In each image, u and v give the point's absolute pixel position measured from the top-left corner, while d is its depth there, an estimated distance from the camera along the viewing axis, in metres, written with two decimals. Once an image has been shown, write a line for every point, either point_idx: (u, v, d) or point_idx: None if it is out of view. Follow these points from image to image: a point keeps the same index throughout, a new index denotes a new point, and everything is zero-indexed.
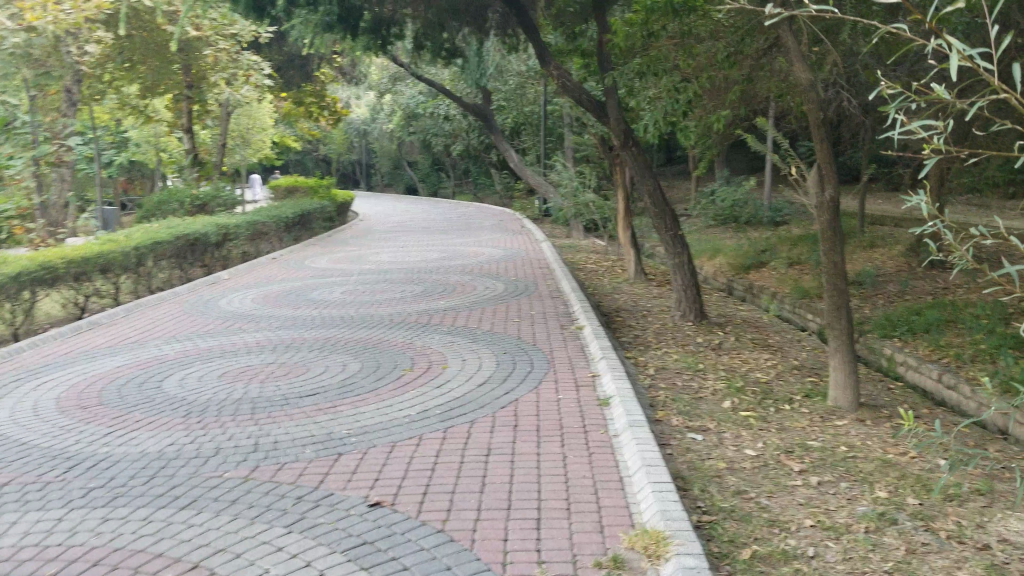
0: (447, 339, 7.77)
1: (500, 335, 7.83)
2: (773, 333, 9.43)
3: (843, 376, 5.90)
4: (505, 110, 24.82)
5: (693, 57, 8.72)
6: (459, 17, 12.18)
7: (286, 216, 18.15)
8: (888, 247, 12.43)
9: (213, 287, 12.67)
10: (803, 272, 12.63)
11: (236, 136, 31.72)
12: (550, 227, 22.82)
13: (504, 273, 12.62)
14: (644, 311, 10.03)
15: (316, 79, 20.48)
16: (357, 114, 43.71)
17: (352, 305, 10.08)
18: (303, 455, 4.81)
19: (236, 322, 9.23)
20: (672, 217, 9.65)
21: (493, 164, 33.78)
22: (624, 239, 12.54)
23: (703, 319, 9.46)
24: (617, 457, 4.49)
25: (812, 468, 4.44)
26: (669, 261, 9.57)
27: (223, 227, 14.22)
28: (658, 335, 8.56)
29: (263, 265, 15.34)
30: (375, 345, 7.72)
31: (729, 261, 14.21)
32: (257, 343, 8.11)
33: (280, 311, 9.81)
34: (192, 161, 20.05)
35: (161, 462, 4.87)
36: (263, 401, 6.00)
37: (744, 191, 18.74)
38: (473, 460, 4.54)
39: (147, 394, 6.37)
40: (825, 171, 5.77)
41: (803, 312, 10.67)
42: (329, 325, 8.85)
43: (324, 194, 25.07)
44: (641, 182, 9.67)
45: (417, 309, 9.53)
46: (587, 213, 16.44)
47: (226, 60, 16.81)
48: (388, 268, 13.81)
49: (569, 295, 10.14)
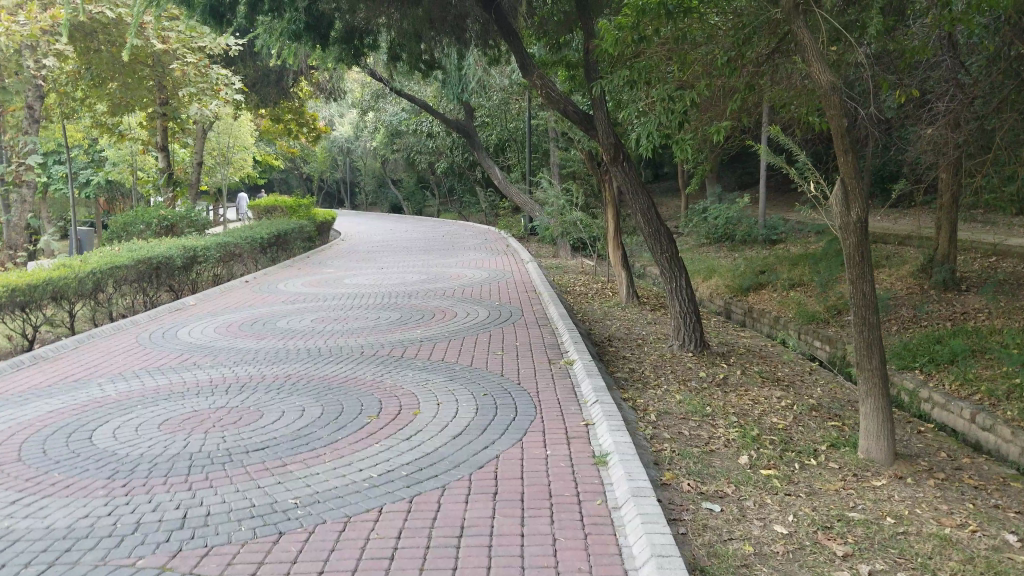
0: (423, 377, 6.86)
1: (480, 372, 6.96)
2: (780, 365, 8.67)
3: (876, 423, 5.11)
4: (489, 126, 24.25)
5: (687, 64, 8.00)
6: (438, 27, 11.33)
7: (262, 236, 17.25)
8: (894, 267, 11.76)
9: (177, 314, 11.64)
10: (806, 294, 11.98)
11: (216, 154, 30.87)
12: (537, 246, 22.08)
13: (487, 297, 11.75)
14: (638, 340, 9.21)
15: (293, 95, 19.68)
16: (341, 131, 42.89)
17: (321, 335, 9.14)
18: (236, 536, 3.73)
19: (192, 356, 8.23)
20: (668, 237, 8.81)
21: (479, 181, 33.07)
22: (615, 260, 11.74)
23: (704, 348, 8.64)
24: (619, 540, 3.60)
25: (858, 552, 3.62)
26: (665, 285, 8.76)
27: (191, 249, 13.27)
28: (656, 368, 7.76)
29: (236, 289, 14.45)
30: (341, 385, 6.77)
31: (726, 282, 13.54)
32: (211, 382, 7.07)
33: (242, 343, 8.84)
34: (167, 179, 19.21)
35: (68, 541, 3.74)
36: (203, 459, 4.91)
37: (738, 209, 18.08)
38: (442, 545, 3.58)
39: (76, 446, 5.21)
40: (851, 187, 4.96)
41: (812, 340, 10.02)
42: (292, 359, 7.91)
43: (304, 213, 24.21)
44: (634, 199, 8.86)
45: (390, 339, 8.64)
46: (575, 232, 15.69)
47: (195, 74, 15.44)
48: (363, 292, 12.89)
49: (556, 323, 9.30)
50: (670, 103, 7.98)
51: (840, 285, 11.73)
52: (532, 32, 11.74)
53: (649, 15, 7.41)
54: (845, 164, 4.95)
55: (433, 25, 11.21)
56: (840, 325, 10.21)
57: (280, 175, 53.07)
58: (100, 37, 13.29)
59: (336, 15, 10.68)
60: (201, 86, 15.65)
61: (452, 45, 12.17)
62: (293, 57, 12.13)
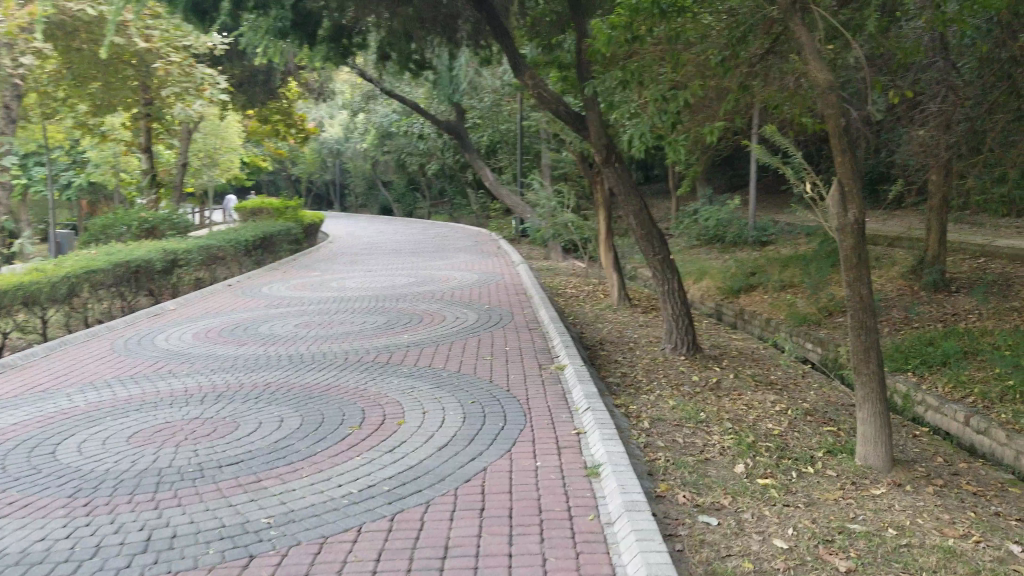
0: (408, 384, 6.69)
1: (468, 378, 6.80)
2: (773, 367, 8.56)
3: (874, 430, 4.97)
4: (480, 127, 24.12)
5: (680, 64, 7.91)
6: (428, 26, 11.21)
7: (247, 239, 17.02)
8: (885, 268, 11.70)
9: (156, 319, 11.47)
10: (797, 295, 11.90)
11: (202, 156, 30.56)
12: (528, 248, 21.96)
13: (477, 300, 11.60)
14: (630, 344, 9.07)
15: (280, 96, 19.46)
16: (330, 133, 42.61)
17: (304, 340, 8.98)
18: (203, 560, 3.61)
19: (168, 363, 8.07)
20: (660, 240, 8.67)
21: (469, 184, 32.89)
22: (606, 262, 11.61)
23: (697, 352, 8.51)
24: (613, 559, 3.45)
25: (861, 567, 3.48)
26: (658, 288, 8.64)
27: (170, 252, 13.06)
28: (648, 372, 7.62)
29: (219, 293, 14.26)
30: (323, 394, 6.61)
31: (718, 284, 13.48)
32: (185, 392, 6.93)
33: (221, 349, 8.68)
34: (151, 181, 19.09)
35: (24, 568, 3.63)
36: (174, 475, 4.81)
37: (729, 211, 18.00)
38: (425, 566, 3.43)
39: (41, 464, 5.09)
40: (848, 188, 4.85)
41: (803, 341, 9.93)
42: (272, 366, 7.75)
43: (291, 214, 23.96)
44: (626, 200, 8.73)
45: (374, 344, 8.48)
46: (566, 234, 15.57)
47: (179, 73, 15.20)
48: (348, 296, 12.73)
49: (547, 326, 9.17)
50: (662, 103, 7.87)
51: (831, 286, 11.65)
52: (522, 31, 11.74)
53: (642, 12, 7.30)
54: (841, 164, 4.84)
55: (423, 26, 11.21)
56: (832, 328, 10.12)
57: (268, 177, 52.67)
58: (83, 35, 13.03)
59: (322, 12, 10.45)
60: (186, 86, 15.43)
61: (442, 44, 12.01)
62: (280, 56, 11.92)
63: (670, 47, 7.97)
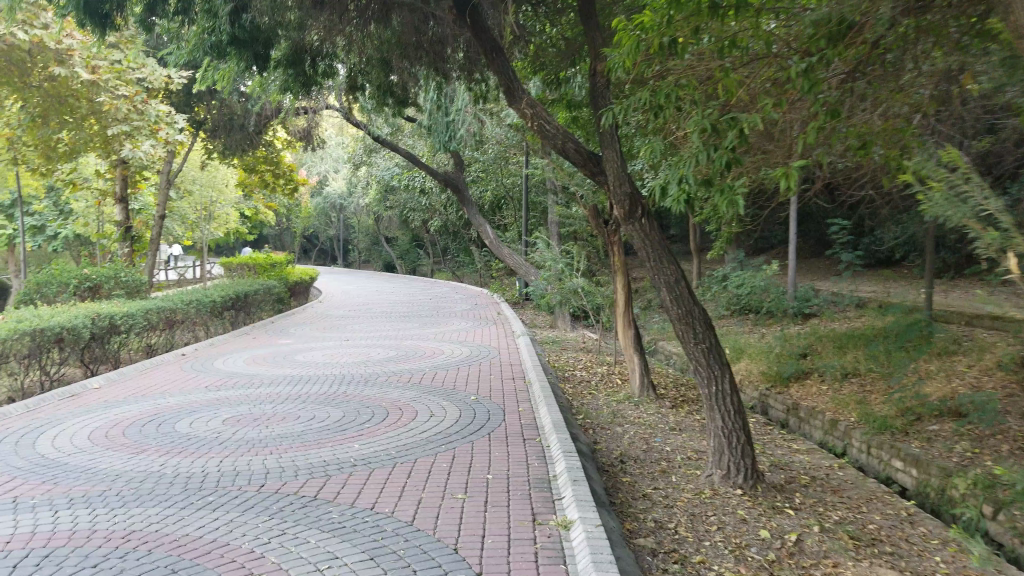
0: (325, 551, 4.24)
1: (421, 542, 4.36)
2: (866, 507, 6.14)
3: None
4: (483, 181, 22.24)
5: (732, 87, 6.02)
6: (411, 52, 9.25)
7: (212, 298, 14.67)
8: (977, 360, 9.41)
9: (72, 399, 9.02)
10: (866, 387, 9.53)
11: (197, 208, 28.76)
12: (534, 314, 19.68)
13: (464, 388, 9.17)
14: (661, 465, 6.56)
15: (264, 143, 17.58)
16: (335, 186, 41.09)
17: (223, 450, 6.50)
18: None
19: (24, 484, 5.59)
20: (705, 322, 6.24)
21: (474, 242, 30.98)
22: (626, 343, 9.23)
23: (757, 484, 6.03)
24: None
25: None
26: (702, 390, 6.26)
27: (105, 314, 10.69)
28: (696, 522, 5.23)
29: (166, 365, 11.85)
30: (195, 563, 4.15)
31: (762, 367, 11.10)
32: (4, 545, 4.41)
33: (107, 460, 6.21)
34: (125, 234, 17.19)
35: None
36: None
37: (765, 276, 15.70)
38: None
39: None
40: None
41: (891, 458, 7.55)
42: (158, 497, 5.26)
43: (278, 271, 21.96)
44: (656, 267, 6.38)
45: (311, 462, 6.04)
46: (578, 302, 13.30)
47: (129, 109, 12.40)
48: (309, 377, 10.29)
49: (549, 437, 6.73)
50: (715, 133, 5.54)
51: (911, 379, 9.26)
52: (525, 64, 9.81)
53: (689, 10, 5.31)
54: None
55: (406, 55, 9.30)
56: (924, 440, 7.74)
57: (272, 234, 51.14)
58: (26, 65, 11.19)
59: (276, 30, 8.33)
60: (137, 125, 12.51)
61: (430, 76, 9.97)
62: (228, 86, 9.87)
63: (717, 62, 6.09)
